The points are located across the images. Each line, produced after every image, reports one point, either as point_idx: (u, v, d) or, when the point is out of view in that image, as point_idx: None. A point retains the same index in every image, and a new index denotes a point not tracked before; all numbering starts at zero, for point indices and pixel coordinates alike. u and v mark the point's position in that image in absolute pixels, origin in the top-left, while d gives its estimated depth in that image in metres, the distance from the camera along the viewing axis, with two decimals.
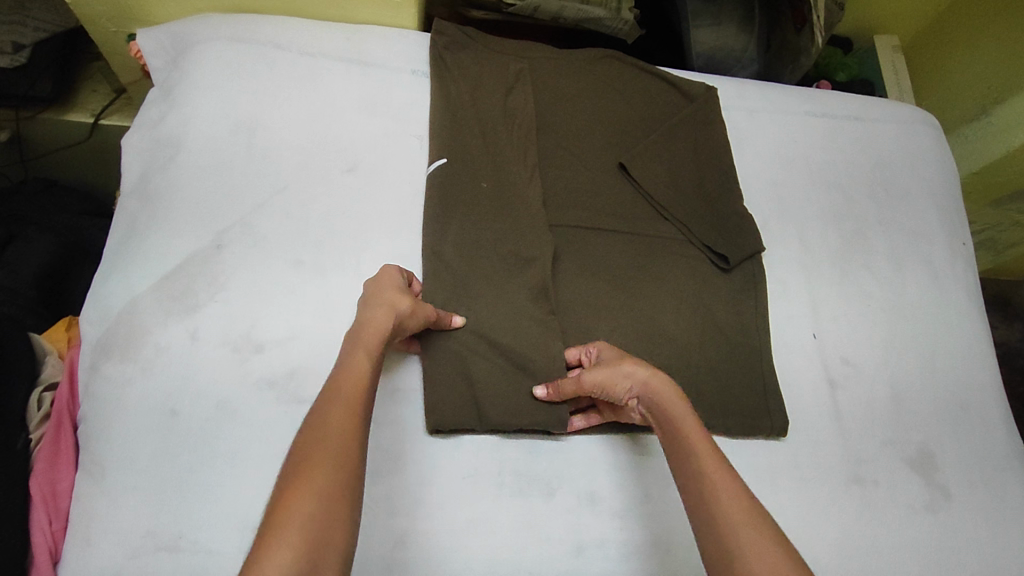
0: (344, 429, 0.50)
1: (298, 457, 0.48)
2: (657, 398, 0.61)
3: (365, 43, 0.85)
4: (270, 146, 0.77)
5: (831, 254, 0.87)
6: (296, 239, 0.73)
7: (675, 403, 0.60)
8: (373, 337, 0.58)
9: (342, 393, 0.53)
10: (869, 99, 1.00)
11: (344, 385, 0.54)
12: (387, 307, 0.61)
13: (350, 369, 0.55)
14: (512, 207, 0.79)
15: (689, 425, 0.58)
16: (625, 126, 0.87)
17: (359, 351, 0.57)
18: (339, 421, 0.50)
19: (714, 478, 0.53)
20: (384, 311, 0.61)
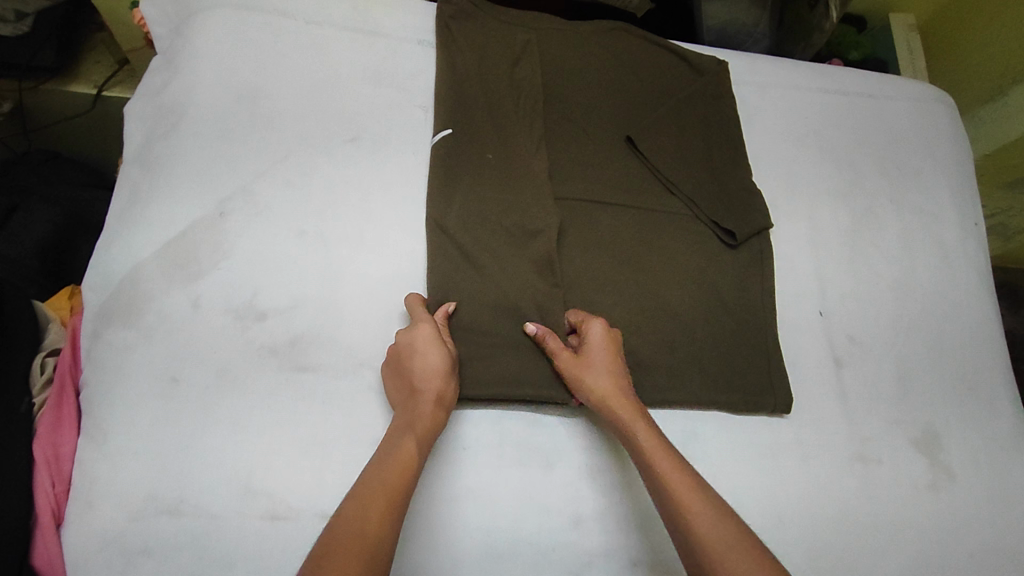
0: (383, 518, 0.51)
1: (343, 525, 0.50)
2: (622, 418, 0.62)
3: (371, 12, 0.84)
4: (274, 114, 0.76)
5: (841, 233, 0.86)
6: (299, 208, 0.73)
7: (641, 429, 0.61)
8: (427, 431, 0.60)
9: (382, 480, 0.54)
10: (882, 76, 0.98)
11: (387, 468, 0.55)
12: (440, 404, 0.62)
13: (395, 454, 0.56)
14: (517, 180, 0.78)
15: (653, 446, 0.59)
16: (633, 99, 0.86)
17: (408, 437, 0.58)
18: (378, 509, 0.52)
19: (694, 506, 0.55)
20: (443, 407, 0.62)
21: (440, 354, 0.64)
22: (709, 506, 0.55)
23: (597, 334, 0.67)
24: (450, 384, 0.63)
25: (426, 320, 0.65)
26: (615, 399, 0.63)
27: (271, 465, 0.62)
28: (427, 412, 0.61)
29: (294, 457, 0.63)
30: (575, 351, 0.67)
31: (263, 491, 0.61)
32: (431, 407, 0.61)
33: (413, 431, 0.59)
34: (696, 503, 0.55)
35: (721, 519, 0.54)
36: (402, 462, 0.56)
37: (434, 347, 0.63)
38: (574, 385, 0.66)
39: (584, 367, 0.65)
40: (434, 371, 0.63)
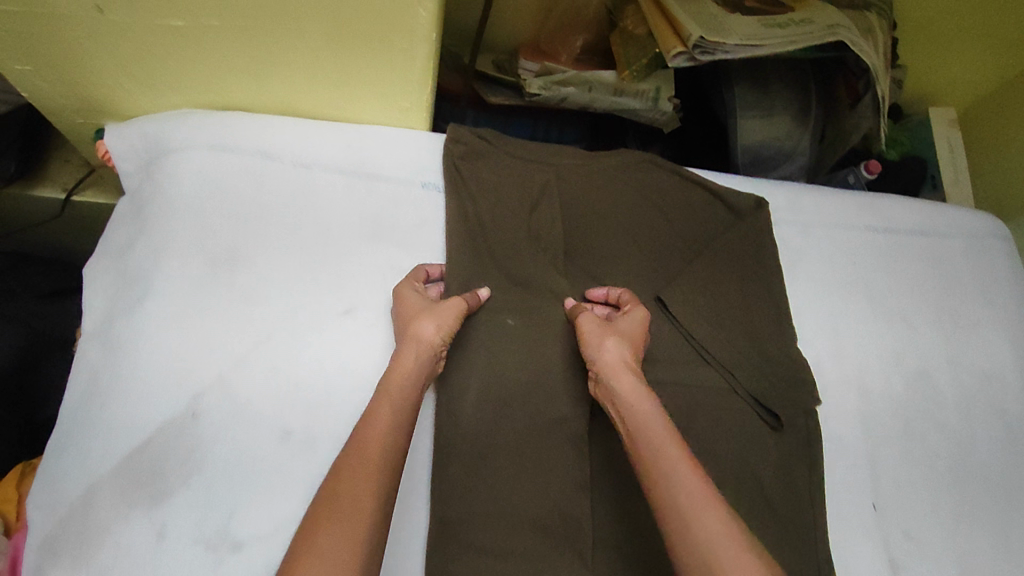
0: (347, 512, 0.48)
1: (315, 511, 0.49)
2: (631, 393, 0.59)
3: (369, 150, 0.74)
4: (256, 283, 0.66)
5: (894, 403, 0.77)
6: (286, 401, 0.63)
7: (650, 405, 0.57)
8: (400, 384, 0.58)
9: (356, 452, 0.52)
10: (935, 208, 0.89)
11: (362, 443, 0.53)
12: (412, 343, 0.61)
13: (370, 424, 0.54)
14: (536, 355, 0.68)
15: (652, 418, 0.56)
16: (664, 248, 0.76)
17: (383, 397, 0.57)
18: (351, 485, 0.50)
19: (696, 494, 0.50)
20: (416, 352, 0.60)
21: (417, 304, 0.64)
22: (708, 497, 0.50)
23: (634, 319, 0.66)
24: (421, 322, 0.62)
25: (411, 284, 0.66)
26: (626, 372, 0.61)
27: None
28: (398, 364, 0.60)
29: None
30: (608, 325, 0.65)
31: None
32: (402, 358, 0.60)
33: (389, 397, 0.57)
34: (687, 479, 0.51)
35: (706, 495, 0.50)
36: (370, 433, 0.54)
37: (406, 301, 0.64)
38: (589, 351, 0.64)
39: (602, 338, 0.63)
40: (408, 322, 0.63)
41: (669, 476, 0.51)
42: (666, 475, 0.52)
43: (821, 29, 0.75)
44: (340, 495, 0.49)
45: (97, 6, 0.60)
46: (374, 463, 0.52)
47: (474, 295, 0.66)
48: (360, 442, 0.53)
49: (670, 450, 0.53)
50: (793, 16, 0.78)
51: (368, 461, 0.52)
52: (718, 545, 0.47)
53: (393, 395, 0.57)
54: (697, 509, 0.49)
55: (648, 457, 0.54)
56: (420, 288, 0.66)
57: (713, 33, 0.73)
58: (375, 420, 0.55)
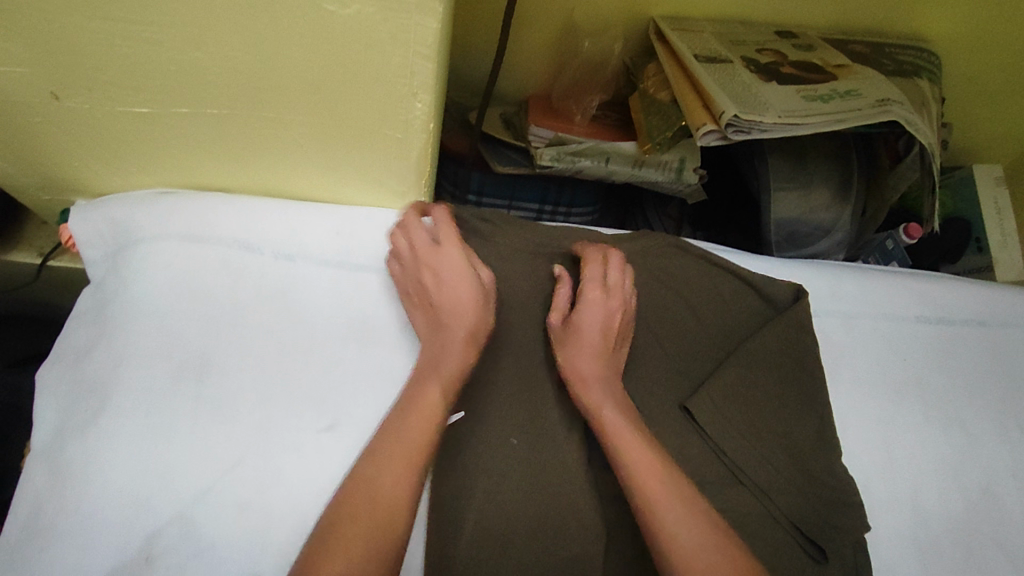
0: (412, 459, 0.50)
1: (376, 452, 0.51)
2: (607, 386, 0.59)
3: (363, 238, 0.67)
4: (228, 395, 0.59)
5: (954, 526, 0.67)
6: (257, 540, 0.54)
7: (621, 399, 0.59)
8: (464, 323, 0.59)
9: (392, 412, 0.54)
10: (994, 291, 0.79)
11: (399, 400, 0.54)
12: (463, 281, 0.61)
13: (439, 366, 0.57)
14: (548, 483, 0.58)
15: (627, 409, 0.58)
16: (690, 349, 0.69)
17: (451, 336, 0.58)
18: (417, 430, 0.52)
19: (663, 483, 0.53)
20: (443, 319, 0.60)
21: (430, 249, 0.63)
22: (678, 487, 0.53)
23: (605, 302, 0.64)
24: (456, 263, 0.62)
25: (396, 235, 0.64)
26: (603, 365, 0.60)
27: None
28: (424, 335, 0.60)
29: None
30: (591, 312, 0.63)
31: None
32: (427, 326, 0.60)
33: (454, 338, 0.59)
34: (651, 462, 0.54)
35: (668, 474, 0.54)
36: (407, 391, 0.55)
37: (410, 255, 0.63)
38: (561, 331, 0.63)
39: (585, 327, 0.62)
40: (424, 276, 0.62)
41: (636, 461, 0.54)
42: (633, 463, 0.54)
43: (871, 106, 0.67)
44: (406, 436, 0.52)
45: (52, 92, 0.53)
46: (436, 404, 0.54)
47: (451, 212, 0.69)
48: (428, 382, 0.56)
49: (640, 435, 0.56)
50: (837, 89, 0.70)
51: (433, 407, 0.54)
52: (677, 520, 0.51)
53: (428, 364, 0.57)
54: (659, 487, 0.52)
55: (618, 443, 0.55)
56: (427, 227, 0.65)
57: (748, 111, 0.65)
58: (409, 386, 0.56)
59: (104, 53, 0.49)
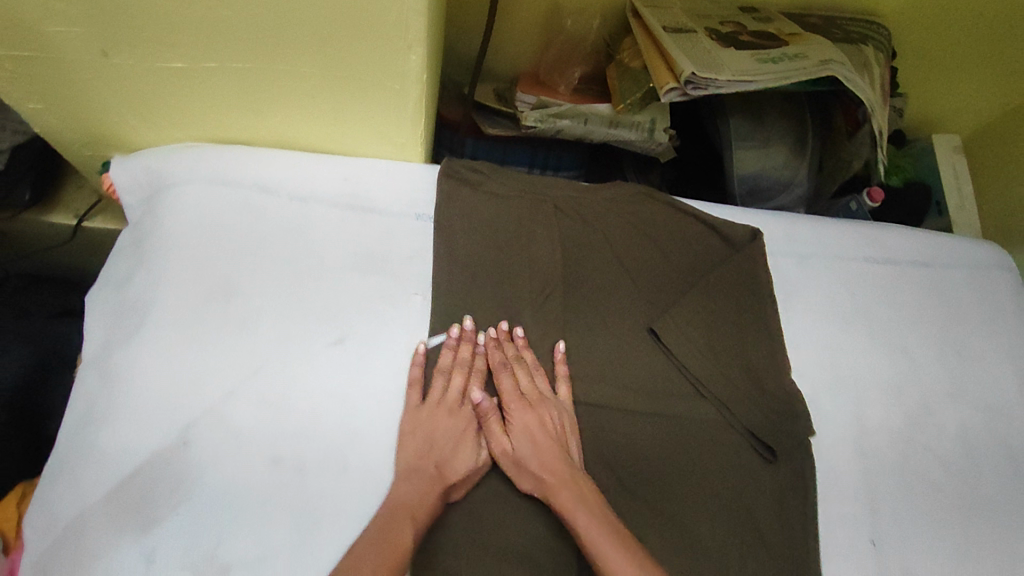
0: (394, 558, 0.57)
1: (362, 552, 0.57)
2: (534, 460, 0.66)
3: (367, 184, 0.76)
4: (250, 313, 0.68)
5: (893, 437, 0.75)
6: (277, 431, 0.64)
7: (564, 466, 0.65)
8: (464, 467, 0.66)
9: (411, 510, 0.61)
10: (936, 237, 0.88)
11: (413, 503, 0.61)
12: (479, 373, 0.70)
13: (439, 452, 0.65)
14: (529, 390, 0.69)
15: (562, 458, 0.66)
16: (657, 283, 0.76)
17: (456, 460, 0.65)
18: (403, 527, 0.59)
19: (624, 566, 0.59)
20: (473, 438, 0.68)
21: (456, 364, 0.69)
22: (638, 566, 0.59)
23: (523, 381, 0.70)
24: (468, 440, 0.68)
25: (454, 338, 0.69)
26: (527, 443, 0.67)
27: None
28: (448, 444, 0.66)
29: None
30: (514, 389, 0.69)
31: None
32: (457, 438, 0.67)
33: (449, 472, 0.64)
34: (601, 529, 0.61)
35: (621, 549, 0.60)
36: (427, 495, 0.62)
37: (454, 361, 0.69)
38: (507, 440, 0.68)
39: (514, 407, 0.69)
40: (459, 391, 0.69)
41: (596, 543, 0.60)
42: (580, 511, 0.62)
43: (815, 65, 0.76)
44: (393, 531, 0.59)
45: (102, 50, 0.62)
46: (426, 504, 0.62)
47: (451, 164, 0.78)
48: (421, 481, 0.63)
49: (586, 500, 0.63)
50: (787, 52, 0.79)
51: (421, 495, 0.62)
52: (621, 571, 0.59)
53: (450, 477, 0.64)
54: (611, 555, 0.60)
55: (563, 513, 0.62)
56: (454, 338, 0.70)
57: (704, 69, 0.73)
58: (429, 486, 0.63)
59: (145, 12, 0.58)
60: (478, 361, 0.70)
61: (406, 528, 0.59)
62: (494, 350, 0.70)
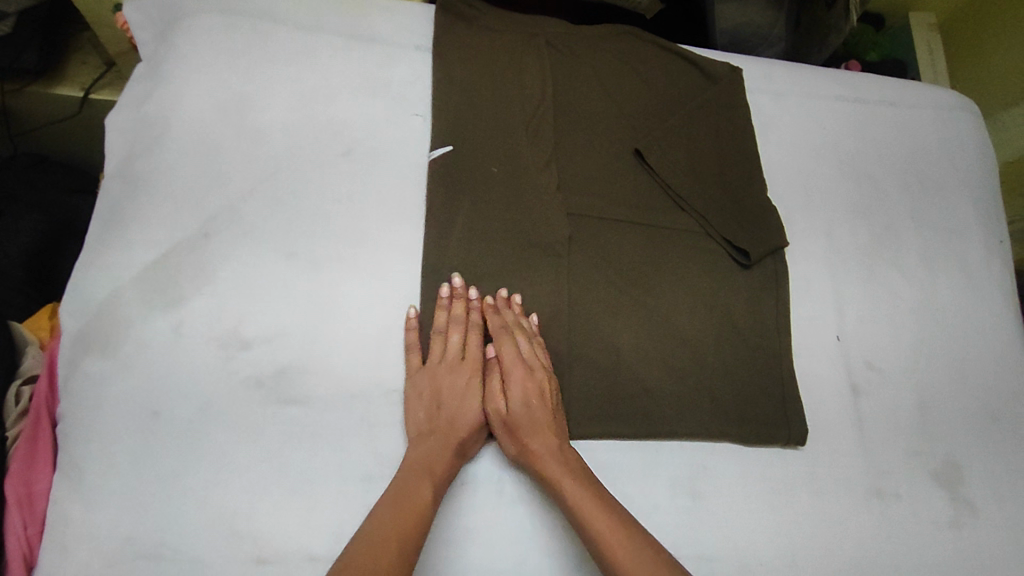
0: (411, 538, 0.55)
1: (372, 534, 0.54)
2: (525, 425, 0.62)
3: (367, 18, 0.80)
4: (262, 129, 0.72)
5: (858, 251, 0.82)
6: (291, 230, 0.69)
7: (549, 432, 0.63)
8: (471, 426, 0.63)
9: (425, 474, 0.59)
10: (903, 84, 0.93)
11: (431, 465, 0.60)
12: (477, 329, 0.67)
13: (456, 420, 0.63)
14: (523, 197, 0.74)
15: (547, 428, 0.63)
16: (640, 110, 0.82)
17: (465, 419, 0.63)
18: (423, 494, 0.58)
19: (611, 541, 0.56)
20: (479, 389, 0.66)
21: (453, 321, 0.67)
22: (624, 537, 0.57)
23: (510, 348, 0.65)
24: (471, 396, 0.65)
25: (448, 300, 0.67)
26: (521, 402, 0.63)
27: (259, 507, 0.59)
28: (453, 400, 0.64)
29: (289, 499, 0.60)
30: (507, 353, 0.65)
31: (247, 529, 0.58)
32: (462, 391, 0.65)
33: (453, 435, 0.62)
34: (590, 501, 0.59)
35: (608, 517, 0.58)
36: (442, 456, 0.61)
37: (451, 323, 0.67)
38: (506, 392, 0.64)
39: (512, 369, 0.65)
40: (458, 348, 0.66)
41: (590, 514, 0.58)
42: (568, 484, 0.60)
43: None
44: (408, 501, 0.57)
45: None
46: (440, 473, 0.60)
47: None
48: (436, 449, 0.61)
49: (577, 474, 0.61)
50: None
51: (435, 464, 0.60)
52: (614, 544, 0.56)
53: (463, 432, 0.62)
54: (605, 532, 0.57)
55: (545, 474, 0.61)
56: (452, 294, 0.68)
57: None
58: (442, 447, 0.61)
59: None
60: (473, 315, 0.68)
61: (424, 488, 0.58)
62: (489, 313, 0.68)
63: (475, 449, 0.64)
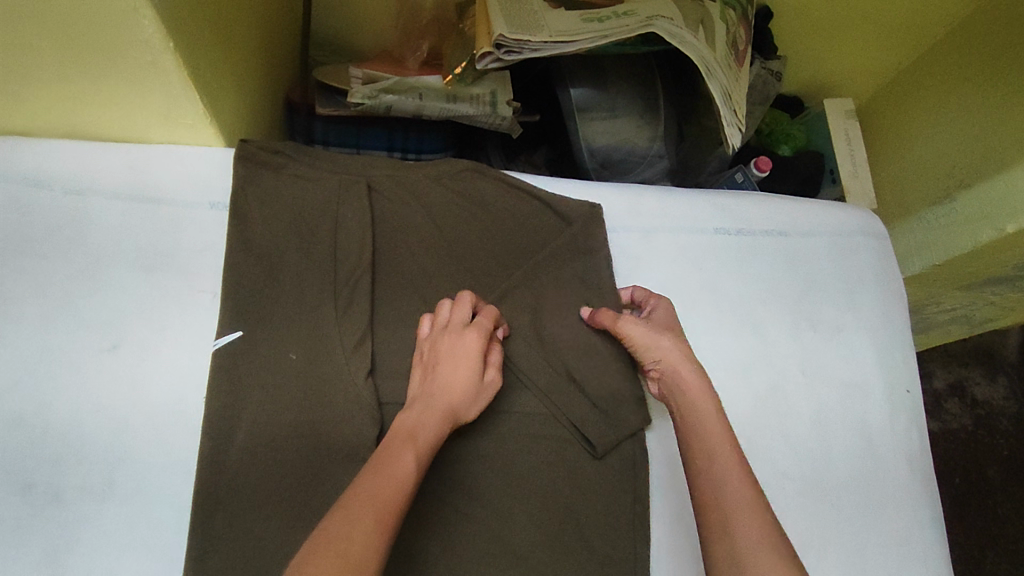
0: (394, 493, 0.46)
1: (363, 480, 0.47)
2: (668, 362, 0.64)
3: (155, 173, 0.68)
4: (4, 324, 0.60)
5: (738, 417, 0.72)
6: (26, 454, 0.57)
7: (700, 381, 0.62)
8: (460, 394, 0.59)
9: (422, 442, 0.53)
10: (799, 205, 0.84)
11: (417, 430, 0.54)
12: (486, 312, 0.65)
13: (445, 386, 0.59)
14: (328, 391, 0.63)
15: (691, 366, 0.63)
16: (481, 268, 0.71)
17: (457, 384, 0.59)
18: (408, 453, 0.51)
19: (744, 512, 0.52)
20: (477, 357, 0.61)
21: (464, 303, 0.64)
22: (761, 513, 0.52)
23: (662, 316, 0.69)
24: (463, 363, 0.60)
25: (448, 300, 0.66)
26: (663, 345, 0.65)
27: None
28: (449, 364, 0.60)
29: None
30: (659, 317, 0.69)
31: None
32: (462, 356, 0.61)
33: (441, 401, 0.58)
34: (725, 443, 0.57)
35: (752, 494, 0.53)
36: (428, 418, 0.56)
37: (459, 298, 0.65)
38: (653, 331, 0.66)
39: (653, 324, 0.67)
40: (464, 318, 0.63)
41: (728, 477, 0.54)
42: (701, 421, 0.59)
43: (638, 21, 0.71)
44: (394, 455, 0.50)
45: None
46: (428, 434, 0.54)
47: (244, 145, 0.69)
48: (428, 411, 0.56)
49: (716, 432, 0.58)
50: (616, 9, 0.73)
51: (427, 429, 0.54)
52: (753, 523, 0.51)
53: (451, 400, 0.58)
54: (743, 510, 0.52)
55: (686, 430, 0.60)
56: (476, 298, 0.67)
57: (517, 30, 0.69)
58: (433, 412, 0.57)
59: None
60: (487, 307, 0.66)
61: (410, 448, 0.51)
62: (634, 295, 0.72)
63: (465, 417, 0.60)
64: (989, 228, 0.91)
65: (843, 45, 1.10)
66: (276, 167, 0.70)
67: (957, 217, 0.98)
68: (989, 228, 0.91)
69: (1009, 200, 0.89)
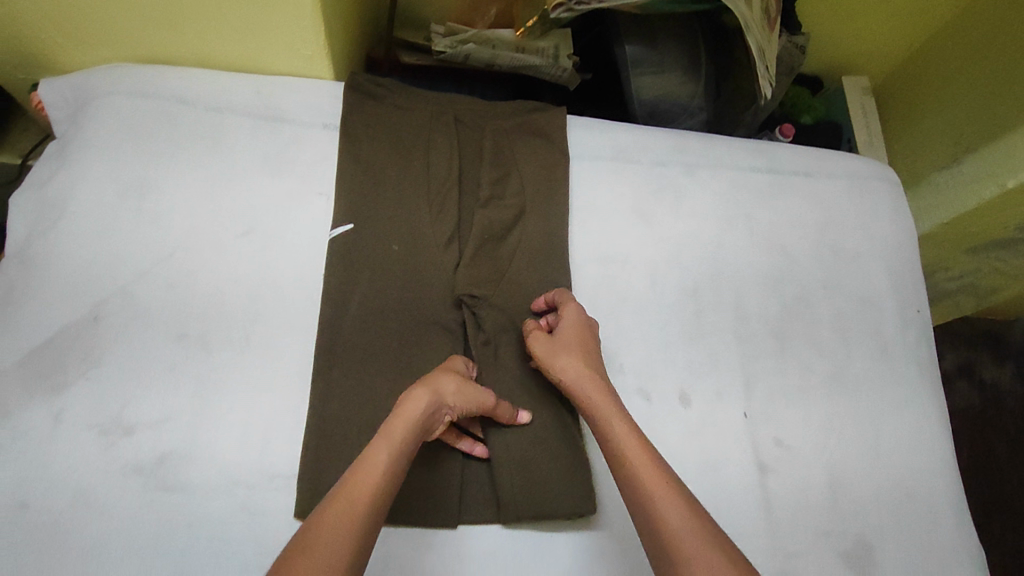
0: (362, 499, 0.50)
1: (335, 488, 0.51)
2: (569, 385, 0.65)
3: (277, 97, 0.81)
4: (163, 211, 0.73)
5: (768, 322, 0.83)
6: (182, 310, 0.69)
7: (603, 396, 0.64)
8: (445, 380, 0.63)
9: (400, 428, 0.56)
10: (821, 152, 0.96)
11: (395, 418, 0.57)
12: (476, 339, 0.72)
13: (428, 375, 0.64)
14: (423, 276, 0.75)
15: (595, 385, 0.65)
16: (551, 185, 0.83)
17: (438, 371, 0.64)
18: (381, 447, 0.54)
19: (665, 497, 0.54)
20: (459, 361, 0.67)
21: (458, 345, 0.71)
22: (680, 501, 0.54)
23: (571, 324, 0.69)
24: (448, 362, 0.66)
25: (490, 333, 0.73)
26: (567, 371, 0.66)
27: None
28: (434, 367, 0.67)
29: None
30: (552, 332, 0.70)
31: None
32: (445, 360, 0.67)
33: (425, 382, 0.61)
34: (636, 449, 0.58)
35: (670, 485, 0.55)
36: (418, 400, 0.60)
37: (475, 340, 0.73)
38: (548, 360, 0.67)
39: (540, 341, 0.69)
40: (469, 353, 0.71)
41: (646, 475, 0.56)
42: (618, 437, 0.60)
43: None
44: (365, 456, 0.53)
45: None
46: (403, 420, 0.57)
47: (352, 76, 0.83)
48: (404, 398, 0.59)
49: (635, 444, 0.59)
50: None
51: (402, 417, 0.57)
52: (673, 517, 0.53)
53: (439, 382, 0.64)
54: (664, 496, 0.54)
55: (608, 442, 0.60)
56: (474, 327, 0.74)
57: None
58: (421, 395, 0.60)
59: None
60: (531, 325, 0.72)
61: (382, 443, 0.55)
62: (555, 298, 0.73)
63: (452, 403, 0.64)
64: (992, 186, 1.01)
65: (861, 27, 1.22)
66: (378, 95, 0.83)
67: (965, 178, 1.08)
68: (992, 186, 1.01)
69: (1010, 158, 0.99)
